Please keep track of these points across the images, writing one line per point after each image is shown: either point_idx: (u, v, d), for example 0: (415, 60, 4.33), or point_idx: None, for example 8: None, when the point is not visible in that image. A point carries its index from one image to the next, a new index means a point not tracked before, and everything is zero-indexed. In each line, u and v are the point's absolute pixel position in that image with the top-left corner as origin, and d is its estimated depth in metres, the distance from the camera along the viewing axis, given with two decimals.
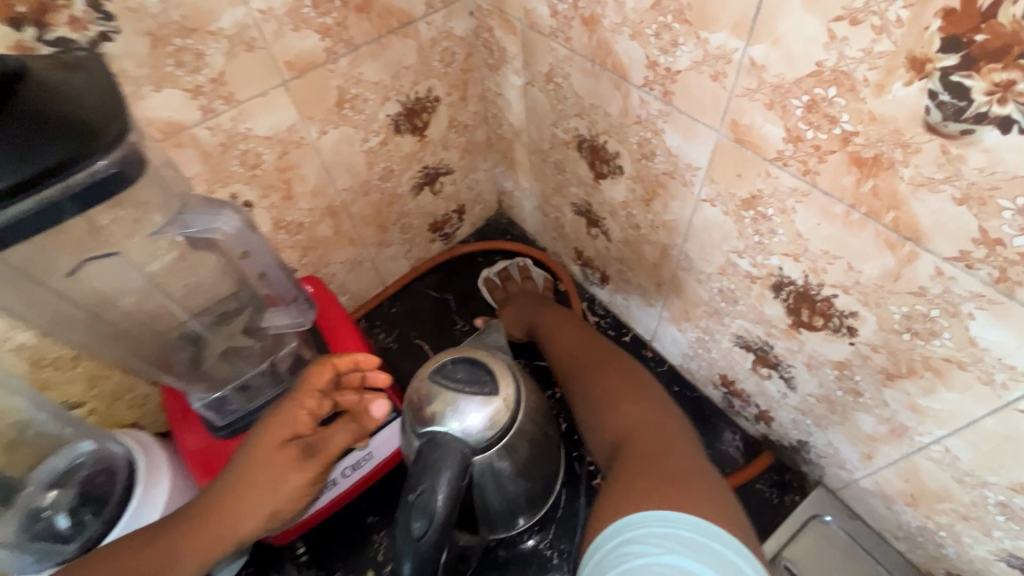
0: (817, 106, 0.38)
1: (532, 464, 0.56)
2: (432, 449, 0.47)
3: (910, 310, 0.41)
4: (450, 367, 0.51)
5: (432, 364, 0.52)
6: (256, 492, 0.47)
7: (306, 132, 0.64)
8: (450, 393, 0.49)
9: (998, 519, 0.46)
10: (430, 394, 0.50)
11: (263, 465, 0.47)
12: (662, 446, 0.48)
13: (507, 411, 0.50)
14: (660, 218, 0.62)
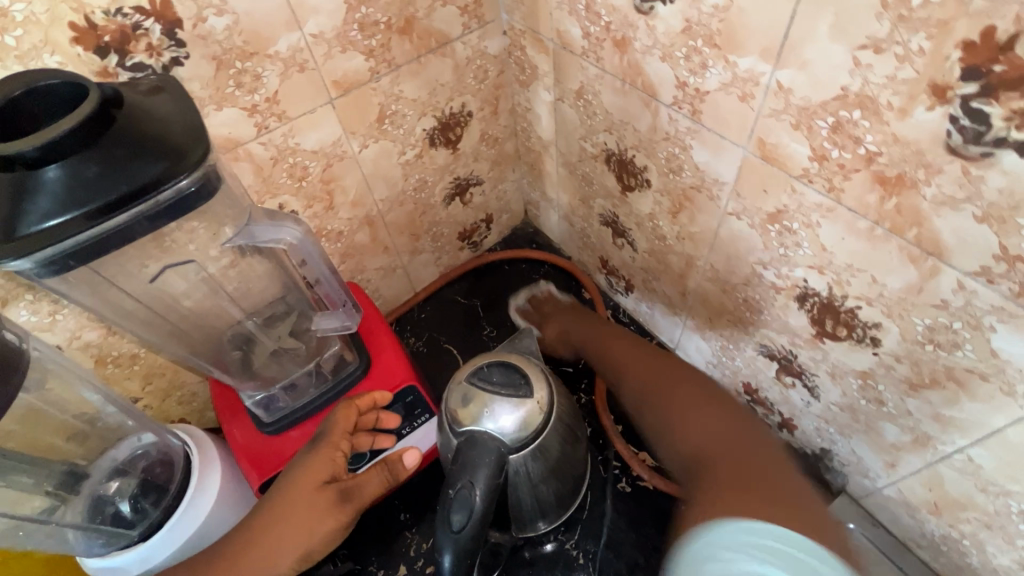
0: (843, 127, 0.40)
1: (563, 465, 0.58)
2: (471, 449, 0.50)
3: (932, 323, 0.43)
4: (486, 371, 0.55)
5: (469, 367, 0.56)
6: (290, 530, 0.52)
7: (349, 146, 0.68)
8: (487, 393, 0.53)
9: (1021, 527, 0.47)
10: (468, 395, 0.53)
11: (302, 505, 0.53)
12: (742, 462, 0.42)
13: (541, 413, 0.53)
14: (686, 230, 0.64)
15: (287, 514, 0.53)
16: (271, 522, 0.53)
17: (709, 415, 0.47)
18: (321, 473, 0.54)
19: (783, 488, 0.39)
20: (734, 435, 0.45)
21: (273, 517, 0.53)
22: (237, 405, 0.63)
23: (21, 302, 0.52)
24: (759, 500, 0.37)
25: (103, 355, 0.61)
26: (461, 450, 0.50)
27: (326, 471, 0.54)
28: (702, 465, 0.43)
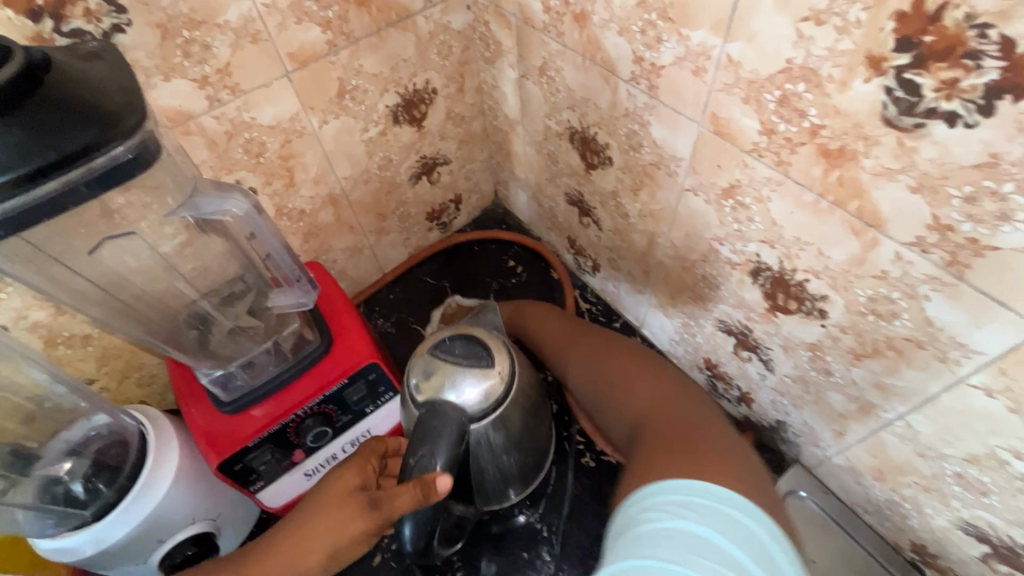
0: (788, 100, 0.41)
1: (524, 437, 0.59)
2: (432, 419, 0.50)
3: (874, 293, 0.44)
4: (448, 343, 0.55)
5: (432, 340, 0.56)
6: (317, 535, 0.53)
7: (308, 121, 0.67)
8: (451, 365, 0.53)
9: (955, 489, 0.49)
10: (430, 367, 0.53)
11: (332, 509, 0.53)
12: (691, 437, 0.50)
13: (501, 384, 0.53)
14: (647, 207, 0.65)
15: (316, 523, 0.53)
16: (304, 517, 0.55)
17: (660, 405, 0.56)
18: (348, 486, 0.55)
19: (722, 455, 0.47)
20: (687, 420, 0.53)
21: (302, 524, 0.54)
22: (194, 385, 0.61)
23: None
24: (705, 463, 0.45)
25: (53, 335, 0.59)
26: (424, 420, 0.50)
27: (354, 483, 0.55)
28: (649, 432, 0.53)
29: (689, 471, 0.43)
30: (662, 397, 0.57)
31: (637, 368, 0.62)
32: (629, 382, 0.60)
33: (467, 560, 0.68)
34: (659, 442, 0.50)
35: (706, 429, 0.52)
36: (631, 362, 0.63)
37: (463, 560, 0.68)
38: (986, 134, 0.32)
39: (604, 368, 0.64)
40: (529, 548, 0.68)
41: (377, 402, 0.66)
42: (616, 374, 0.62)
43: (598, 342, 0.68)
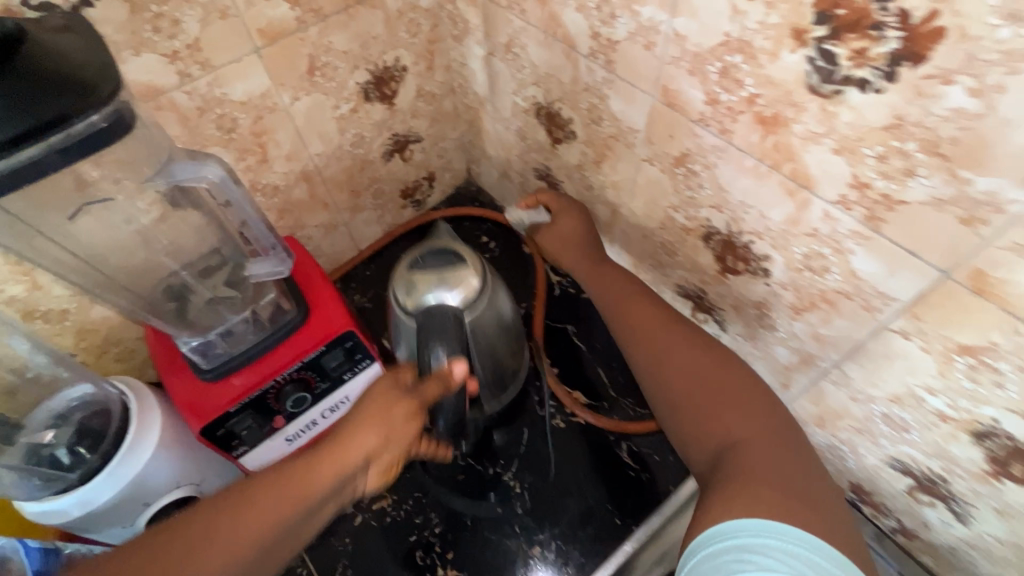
0: (728, 71, 0.44)
1: (504, 328, 0.66)
2: (430, 316, 0.54)
3: (808, 250, 0.49)
4: (422, 258, 0.60)
5: (405, 261, 0.60)
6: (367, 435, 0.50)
7: (279, 98, 0.68)
8: (432, 272, 0.58)
9: (883, 429, 0.55)
10: (413, 281, 0.58)
11: (375, 399, 0.52)
12: (785, 463, 0.48)
13: (475, 279, 0.59)
14: (609, 179, 0.68)
15: (364, 421, 0.50)
16: (348, 420, 0.51)
17: (745, 419, 0.52)
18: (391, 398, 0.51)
19: (813, 495, 0.46)
20: (776, 442, 0.50)
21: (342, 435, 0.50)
22: (175, 358, 0.63)
23: None
24: (804, 513, 0.44)
25: (30, 309, 0.60)
26: (422, 318, 0.55)
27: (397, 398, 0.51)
28: (738, 454, 0.49)
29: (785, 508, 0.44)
30: (745, 407, 0.53)
31: (714, 363, 0.56)
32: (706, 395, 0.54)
33: (445, 517, 0.72)
34: (761, 470, 0.47)
35: (790, 447, 0.50)
36: (711, 363, 0.56)
37: (440, 516, 0.72)
38: (892, 98, 0.36)
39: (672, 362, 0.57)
40: (502, 504, 0.72)
41: (355, 369, 0.68)
42: (694, 373, 0.56)
43: (663, 326, 0.60)
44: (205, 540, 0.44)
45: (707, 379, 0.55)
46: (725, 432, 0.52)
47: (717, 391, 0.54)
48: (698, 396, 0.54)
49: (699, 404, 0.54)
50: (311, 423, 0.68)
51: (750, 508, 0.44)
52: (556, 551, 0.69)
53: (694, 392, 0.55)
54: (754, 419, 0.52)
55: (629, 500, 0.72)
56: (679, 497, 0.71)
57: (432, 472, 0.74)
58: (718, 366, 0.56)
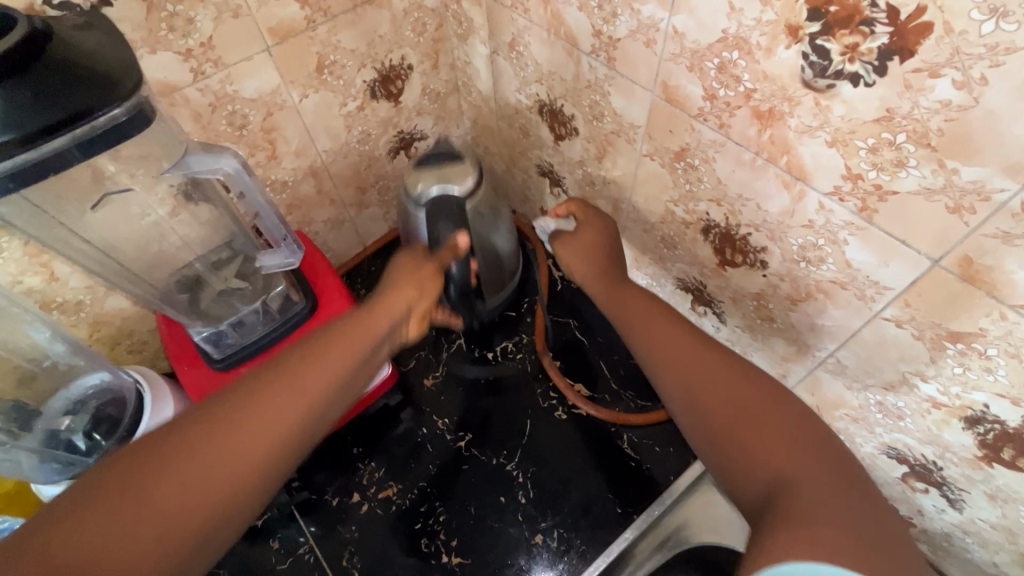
0: (726, 67, 0.46)
1: (501, 226, 0.76)
2: (440, 202, 0.64)
3: (804, 242, 0.50)
4: (426, 159, 0.69)
5: (410, 163, 0.70)
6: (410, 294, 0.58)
7: (288, 95, 0.70)
8: (435, 172, 0.68)
9: (878, 417, 0.56)
10: (419, 177, 0.68)
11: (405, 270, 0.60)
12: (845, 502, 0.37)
13: (471, 177, 0.67)
14: (611, 174, 0.70)
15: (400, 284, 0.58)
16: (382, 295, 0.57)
17: (795, 453, 0.41)
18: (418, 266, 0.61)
19: (887, 544, 0.35)
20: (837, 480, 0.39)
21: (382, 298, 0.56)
22: (188, 350, 0.65)
23: None
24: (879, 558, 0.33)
25: (48, 300, 0.62)
26: (433, 204, 0.64)
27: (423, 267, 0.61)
28: (795, 489, 0.38)
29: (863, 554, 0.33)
30: (795, 439, 0.42)
31: (756, 389, 0.45)
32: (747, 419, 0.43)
33: (450, 506, 0.73)
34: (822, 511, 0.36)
35: (858, 494, 0.38)
36: (752, 391, 0.45)
37: (445, 504, 0.73)
38: (883, 92, 0.37)
39: (709, 386, 0.46)
40: (506, 493, 0.74)
41: None
42: (735, 399, 0.45)
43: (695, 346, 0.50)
44: (264, 416, 0.41)
45: (747, 401, 0.44)
46: (775, 469, 0.40)
47: (757, 416, 0.44)
48: (738, 422, 0.43)
49: (739, 434, 0.43)
50: None
51: (809, 549, 0.33)
52: (559, 539, 0.70)
53: (734, 414, 0.44)
54: (812, 456, 0.41)
55: (630, 489, 0.73)
56: (679, 487, 0.72)
57: (435, 462, 0.76)
58: (760, 392, 0.45)
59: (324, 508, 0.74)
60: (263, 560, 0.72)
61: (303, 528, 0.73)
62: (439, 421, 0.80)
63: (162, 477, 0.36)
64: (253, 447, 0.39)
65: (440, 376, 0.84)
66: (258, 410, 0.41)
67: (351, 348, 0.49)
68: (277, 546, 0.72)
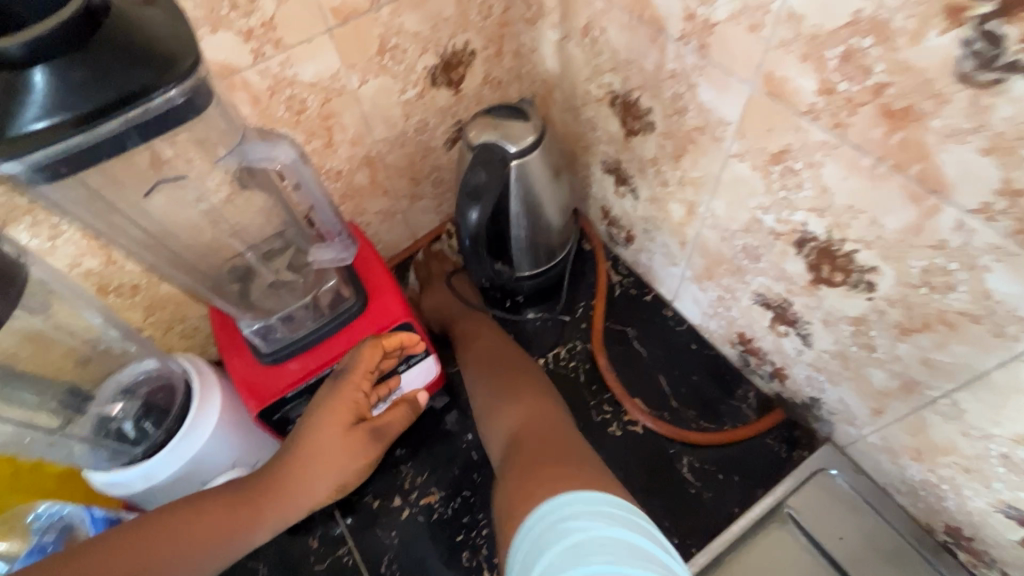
0: (852, 57, 0.39)
1: (558, 187, 0.76)
2: (485, 153, 0.67)
3: (929, 265, 0.43)
4: (495, 111, 0.71)
5: (481, 112, 0.73)
6: (323, 464, 0.57)
7: (348, 80, 0.66)
8: (498, 126, 0.69)
9: (999, 471, 0.48)
10: (479, 125, 0.70)
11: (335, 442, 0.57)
12: (560, 444, 0.53)
13: (532, 137, 0.69)
14: (688, 174, 0.63)
15: (320, 451, 0.57)
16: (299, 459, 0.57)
17: (539, 419, 0.60)
18: (347, 413, 0.57)
19: (573, 451, 0.52)
20: (558, 444, 0.53)
21: (300, 454, 0.57)
22: (236, 337, 0.63)
23: (20, 224, 0.52)
24: (559, 460, 0.50)
25: (104, 283, 0.61)
26: (479, 154, 0.68)
27: (352, 413, 0.57)
28: (522, 442, 0.56)
29: (547, 471, 0.48)
30: (542, 413, 0.61)
31: (534, 387, 0.67)
32: (513, 402, 0.64)
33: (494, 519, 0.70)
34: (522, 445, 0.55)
35: (572, 448, 0.53)
36: (528, 385, 0.67)
37: (489, 517, 0.70)
38: None
39: (500, 377, 0.70)
40: None
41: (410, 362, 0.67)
42: (499, 383, 0.68)
43: (491, 356, 0.75)
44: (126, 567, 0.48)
45: (517, 382, 0.68)
46: (512, 423, 0.61)
47: (519, 389, 0.66)
48: (505, 391, 0.67)
49: (506, 401, 0.65)
50: None
51: (521, 483, 0.48)
52: None
53: (505, 388, 0.67)
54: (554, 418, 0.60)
55: (685, 519, 0.68)
56: (740, 525, 0.65)
57: (480, 471, 0.73)
58: (532, 384, 0.68)
59: (363, 509, 0.72)
60: (301, 557, 0.70)
61: (338, 522, 0.71)
62: None
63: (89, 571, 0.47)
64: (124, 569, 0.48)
65: None
66: (161, 537, 0.52)
67: (240, 513, 0.56)
68: (316, 545, 0.70)
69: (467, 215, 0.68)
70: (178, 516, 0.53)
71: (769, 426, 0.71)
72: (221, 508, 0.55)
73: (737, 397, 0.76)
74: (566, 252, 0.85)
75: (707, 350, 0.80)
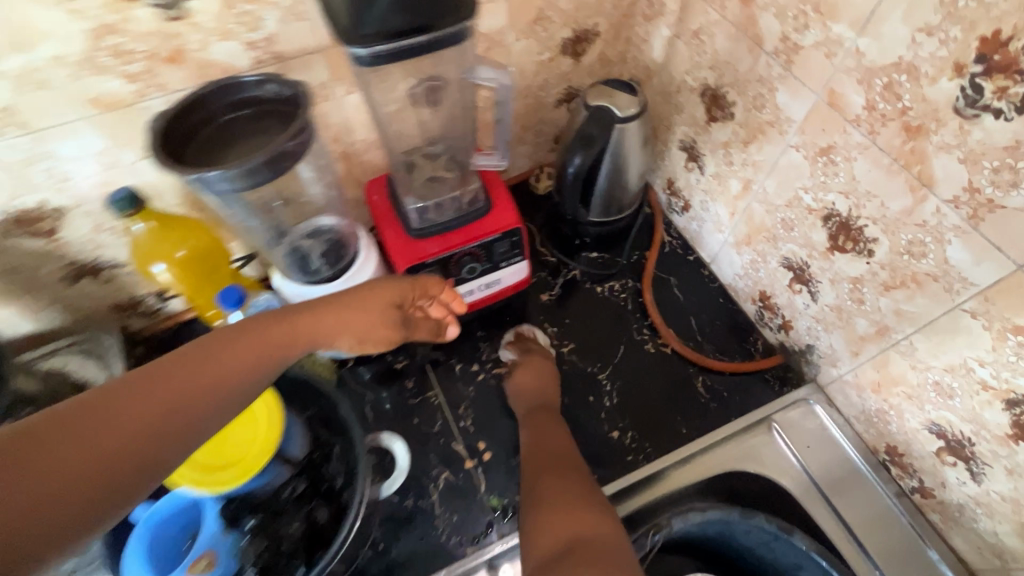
0: (892, 86, 0.59)
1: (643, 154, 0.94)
2: (599, 114, 0.87)
3: (913, 238, 0.63)
4: (611, 84, 0.91)
5: (599, 82, 0.92)
6: (362, 320, 0.66)
7: (507, 36, 0.86)
8: (608, 95, 0.87)
9: (931, 396, 0.69)
10: (597, 92, 0.88)
11: (377, 302, 0.68)
12: (610, 562, 0.58)
13: (636, 109, 0.86)
14: (752, 157, 0.83)
15: (352, 302, 0.65)
16: (339, 305, 0.64)
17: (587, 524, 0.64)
18: (394, 293, 0.70)
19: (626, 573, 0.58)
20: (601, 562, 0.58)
21: (346, 301, 0.65)
22: (391, 212, 0.83)
23: None
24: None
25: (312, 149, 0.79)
26: (593, 114, 0.87)
27: (398, 296, 0.71)
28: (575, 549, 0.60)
29: None
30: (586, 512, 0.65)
31: (581, 489, 0.69)
32: (562, 496, 0.68)
33: None
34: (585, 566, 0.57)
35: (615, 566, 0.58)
36: (577, 482, 0.70)
37: None
38: (1017, 127, 0.49)
39: (548, 475, 0.72)
40: (595, 395, 0.92)
41: (510, 260, 0.88)
42: (555, 478, 0.71)
43: (551, 448, 0.77)
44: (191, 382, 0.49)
45: (564, 478, 0.71)
46: (569, 531, 0.63)
47: (566, 487, 0.69)
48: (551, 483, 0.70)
49: (562, 506, 0.66)
50: (468, 290, 0.88)
51: None
52: (632, 438, 0.88)
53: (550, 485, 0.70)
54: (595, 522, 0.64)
55: (694, 418, 0.90)
56: (736, 427, 0.87)
57: None
58: (576, 481, 0.71)
59: (449, 368, 0.93)
60: (399, 390, 0.91)
61: (428, 372, 0.92)
62: (549, 328, 0.98)
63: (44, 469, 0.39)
64: (194, 391, 0.49)
65: (554, 295, 1.02)
66: (194, 365, 0.50)
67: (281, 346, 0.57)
68: (410, 385, 0.91)
69: (573, 158, 0.91)
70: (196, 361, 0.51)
71: (769, 365, 0.93)
72: (240, 349, 0.54)
73: (749, 342, 0.97)
74: (633, 210, 1.04)
75: (731, 304, 1.01)
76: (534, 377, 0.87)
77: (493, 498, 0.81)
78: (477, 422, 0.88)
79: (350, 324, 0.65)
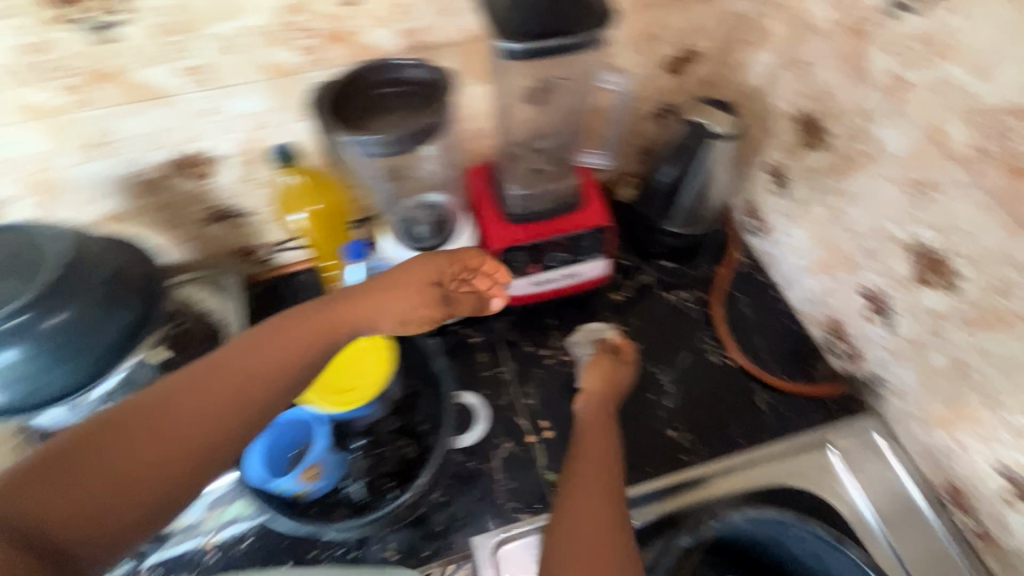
0: (1000, 127, 0.61)
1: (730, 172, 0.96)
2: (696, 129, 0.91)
3: (1005, 277, 0.65)
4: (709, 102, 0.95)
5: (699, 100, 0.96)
6: (399, 298, 0.74)
7: (616, 48, 0.92)
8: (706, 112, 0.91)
9: (1004, 436, 0.70)
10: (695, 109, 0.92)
11: (416, 283, 0.75)
12: None
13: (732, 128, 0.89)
14: (841, 186, 0.86)
15: (386, 286, 0.74)
16: (376, 291, 0.73)
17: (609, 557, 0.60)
18: (432, 273, 0.76)
19: None
20: None
21: (384, 286, 0.73)
22: (491, 197, 0.91)
23: None
24: None
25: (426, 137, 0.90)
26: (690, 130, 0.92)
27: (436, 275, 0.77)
28: None
29: None
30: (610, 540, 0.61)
31: (613, 510, 0.65)
32: (590, 516, 0.64)
33: None
34: None
35: None
36: (611, 501, 0.66)
37: None
38: None
39: (583, 486, 0.68)
40: (655, 394, 0.96)
41: (593, 253, 0.93)
42: (591, 491, 0.67)
43: (598, 452, 0.73)
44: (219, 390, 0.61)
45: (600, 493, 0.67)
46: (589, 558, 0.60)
47: (599, 502, 0.65)
48: (582, 497, 0.66)
49: (586, 528, 0.62)
50: (550, 278, 0.94)
51: None
52: (688, 440, 0.91)
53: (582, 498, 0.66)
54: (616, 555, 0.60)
55: (751, 430, 0.92)
56: (794, 445, 0.88)
57: None
58: (612, 498, 0.66)
59: (520, 349, 0.99)
60: (472, 361, 0.97)
61: (500, 350, 0.98)
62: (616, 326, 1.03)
63: (97, 484, 0.52)
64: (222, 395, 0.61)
65: (625, 296, 1.06)
66: (223, 375, 0.62)
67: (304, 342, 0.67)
68: (483, 359, 0.97)
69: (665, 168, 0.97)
70: (185, 378, 0.60)
71: (832, 391, 0.94)
72: (267, 351, 0.65)
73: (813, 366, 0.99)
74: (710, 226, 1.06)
75: (798, 328, 1.03)
76: (607, 370, 0.89)
77: (551, 473, 0.86)
78: (542, 401, 0.93)
79: (387, 306, 0.73)
